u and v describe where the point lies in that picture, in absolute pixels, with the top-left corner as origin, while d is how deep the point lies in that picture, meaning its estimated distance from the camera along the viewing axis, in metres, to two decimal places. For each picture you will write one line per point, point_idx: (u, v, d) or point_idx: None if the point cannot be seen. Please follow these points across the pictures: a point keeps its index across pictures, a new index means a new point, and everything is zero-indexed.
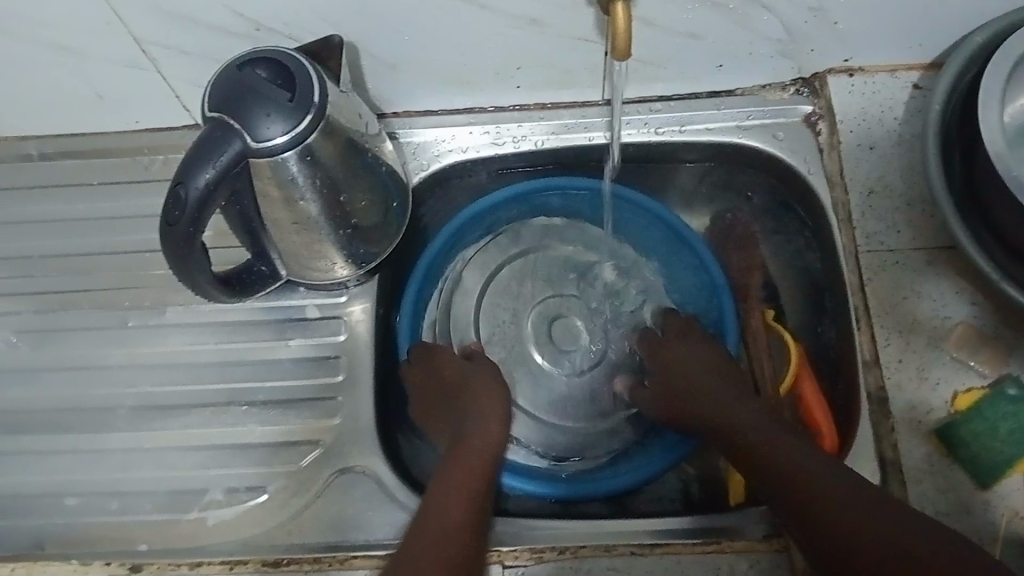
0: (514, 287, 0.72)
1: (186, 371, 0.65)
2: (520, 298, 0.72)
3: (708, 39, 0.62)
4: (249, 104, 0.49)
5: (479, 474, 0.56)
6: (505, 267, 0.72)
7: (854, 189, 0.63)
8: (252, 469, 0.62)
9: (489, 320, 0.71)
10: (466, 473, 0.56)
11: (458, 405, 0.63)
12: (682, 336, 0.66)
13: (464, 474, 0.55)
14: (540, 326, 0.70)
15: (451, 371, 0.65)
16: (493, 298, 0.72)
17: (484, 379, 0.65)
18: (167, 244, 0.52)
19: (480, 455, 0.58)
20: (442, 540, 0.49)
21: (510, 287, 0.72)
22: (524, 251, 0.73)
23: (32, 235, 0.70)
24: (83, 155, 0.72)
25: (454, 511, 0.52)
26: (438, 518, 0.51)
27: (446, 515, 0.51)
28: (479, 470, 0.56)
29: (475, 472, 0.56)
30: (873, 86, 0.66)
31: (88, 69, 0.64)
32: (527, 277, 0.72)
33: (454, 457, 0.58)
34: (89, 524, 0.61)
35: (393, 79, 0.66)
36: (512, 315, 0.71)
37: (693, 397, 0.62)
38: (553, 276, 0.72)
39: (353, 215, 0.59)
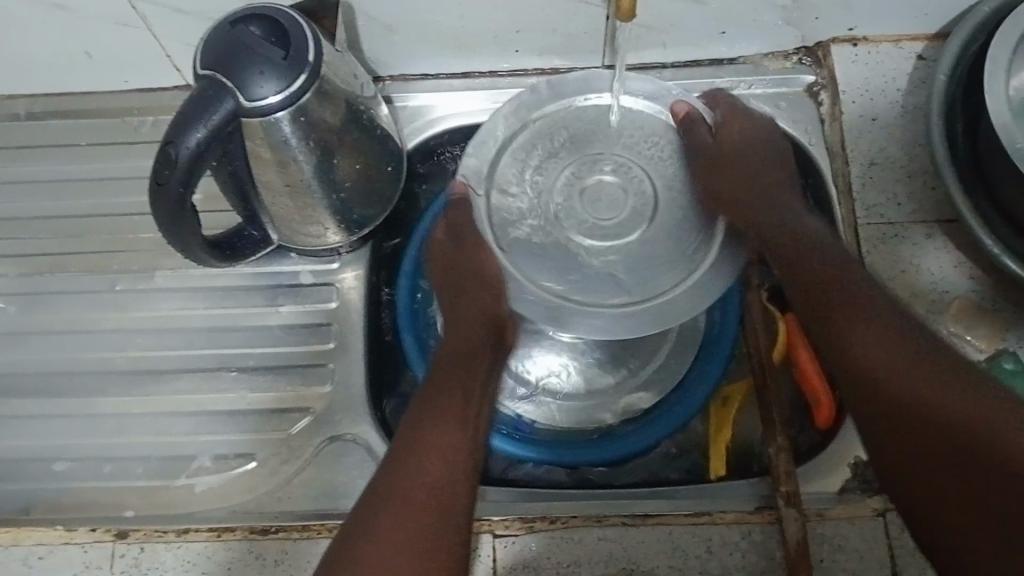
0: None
1: (175, 336, 0.64)
2: (535, 165, 0.62)
3: (710, 5, 0.60)
4: (242, 63, 0.48)
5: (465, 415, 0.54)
6: (510, 146, 0.62)
7: (855, 159, 0.62)
8: (242, 436, 0.61)
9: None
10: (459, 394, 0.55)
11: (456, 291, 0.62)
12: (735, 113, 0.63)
13: (446, 395, 0.54)
14: (574, 192, 0.62)
15: (443, 253, 0.64)
16: (519, 154, 0.62)
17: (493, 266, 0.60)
18: (156, 207, 0.51)
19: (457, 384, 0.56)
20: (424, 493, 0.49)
21: (517, 170, 0.62)
22: (512, 126, 0.62)
23: (18, 197, 0.69)
24: (71, 115, 0.71)
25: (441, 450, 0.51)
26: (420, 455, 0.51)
27: (435, 451, 0.51)
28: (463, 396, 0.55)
29: (454, 390, 0.55)
30: (876, 56, 0.65)
31: (77, 25, 0.62)
32: (547, 139, 0.62)
33: (440, 372, 0.57)
34: (77, 489, 0.60)
35: (389, 41, 0.64)
36: (521, 173, 0.62)
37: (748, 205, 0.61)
38: (563, 143, 0.63)
39: (346, 178, 0.58)
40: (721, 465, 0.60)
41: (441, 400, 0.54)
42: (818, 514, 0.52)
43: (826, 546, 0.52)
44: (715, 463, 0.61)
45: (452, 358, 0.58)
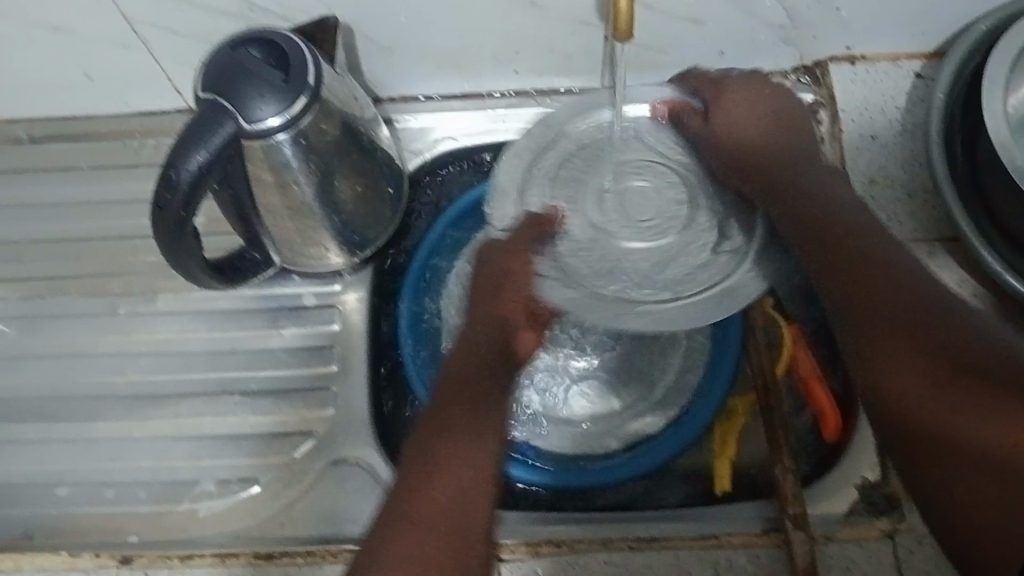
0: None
1: (177, 359, 0.64)
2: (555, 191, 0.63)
3: (709, 24, 0.61)
4: (242, 85, 0.49)
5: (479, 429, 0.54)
6: (526, 177, 0.63)
7: (855, 178, 0.63)
8: (244, 460, 0.61)
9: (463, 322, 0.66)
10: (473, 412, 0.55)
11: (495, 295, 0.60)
12: (733, 100, 0.63)
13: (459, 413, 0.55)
14: (606, 196, 0.64)
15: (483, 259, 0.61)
16: (542, 179, 0.63)
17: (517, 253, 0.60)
18: (157, 229, 0.51)
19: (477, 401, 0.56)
20: (438, 509, 0.49)
21: (537, 199, 0.63)
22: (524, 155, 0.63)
23: (19, 220, 0.69)
24: (72, 138, 0.71)
25: (461, 473, 0.51)
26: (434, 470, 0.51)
27: (448, 472, 0.51)
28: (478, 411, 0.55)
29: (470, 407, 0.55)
30: (875, 75, 0.65)
31: (78, 48, 0.62)
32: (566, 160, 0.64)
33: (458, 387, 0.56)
34: (78, 515, 0.60)
35: (389, 62, 0.64)
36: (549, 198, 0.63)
37: (780, 186, 0.61)
38: (572, 147, 0.64)
39: (347, 198, 0.58)
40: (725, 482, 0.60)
41: (456, 418, 0.54)
42: (826, 536, 0.53)
43: (837, 568, 0.52)
44: (720, 481, 0.60)
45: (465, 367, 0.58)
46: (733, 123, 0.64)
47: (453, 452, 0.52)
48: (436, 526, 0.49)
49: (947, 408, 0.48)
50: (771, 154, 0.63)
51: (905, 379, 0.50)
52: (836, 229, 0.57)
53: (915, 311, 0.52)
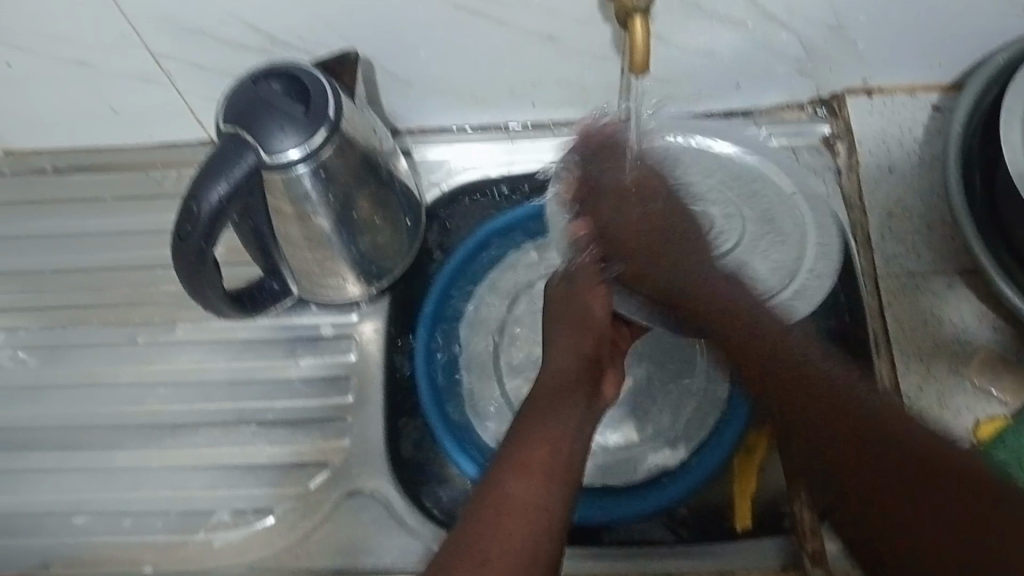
0: (509, 297, 0.67)
1: (195, 388, 0.65)
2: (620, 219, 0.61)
3: (725, 57, 0.61)
4: (263, 117, 0.49)
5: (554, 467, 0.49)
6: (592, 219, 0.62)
7: (873, 210, 0.62)
8: (260, 490, 0.61)
9: (481, 352, 0.66)
10: (559, 431, 0.51)
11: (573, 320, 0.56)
12: (611, 204, 0.58)
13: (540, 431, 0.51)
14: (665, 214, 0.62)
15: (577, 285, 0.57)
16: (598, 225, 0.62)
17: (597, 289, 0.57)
18: (178, 261, 0.52)
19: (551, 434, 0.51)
20: (519, 526, 0.45)
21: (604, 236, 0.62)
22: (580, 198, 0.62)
23: (43, 251, 0.70)
24: (96, 169, 0.72)
25: (526, 514, 0.46)
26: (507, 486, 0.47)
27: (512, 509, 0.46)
28: (553, 449, 0.50)
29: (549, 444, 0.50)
30: (892, 107, 0.65)
31: (103, 82, 0.63)
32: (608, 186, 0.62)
33: (529, 419, 0.52)
34: (96, 544, 0.61)
35: (408, 94, 0.65)
36: None
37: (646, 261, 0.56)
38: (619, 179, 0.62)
39: (366, 229, 0.58)
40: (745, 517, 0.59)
41: (539, 436, 0.50)
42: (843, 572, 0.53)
43: None
44: (739, 516, 0.60)
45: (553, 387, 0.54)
46: (615, 214, 0.58)
47: (537, 469, 0.48)
48: (520, 544, 0.45)
49: (872, 435, 0.46)
50: (651, 230, 0.57)
51: (825, 413, 0.48)
52: (737, 306, 0.54)
53: (796, 359, 0.51)
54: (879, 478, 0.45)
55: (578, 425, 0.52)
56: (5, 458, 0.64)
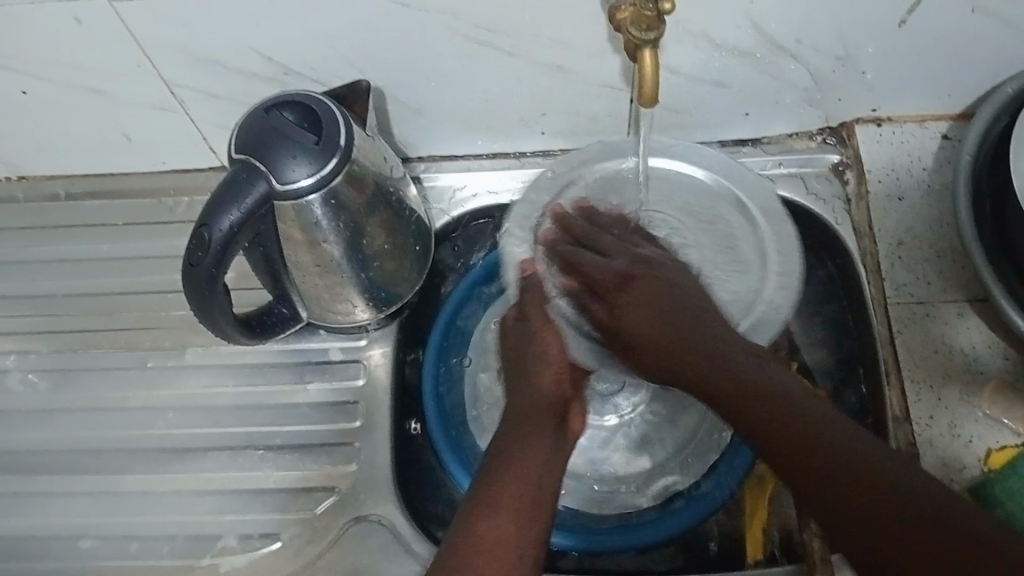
0: None
1: (204, 413, 0.65)
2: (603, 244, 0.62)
3: (734, 87, 0.61)
4: (276, 147, 0.50)
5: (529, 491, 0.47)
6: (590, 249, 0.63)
7: (883, 238, 0.62)
8: (267, 516, 0.61)
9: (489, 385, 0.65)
10: (529, 463, 0.49)
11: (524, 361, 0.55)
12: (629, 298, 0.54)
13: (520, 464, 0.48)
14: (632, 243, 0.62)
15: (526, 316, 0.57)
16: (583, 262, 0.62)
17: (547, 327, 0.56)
18: (189, 286, 0.52)
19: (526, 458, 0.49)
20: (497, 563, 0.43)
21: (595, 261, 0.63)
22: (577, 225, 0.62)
23: (56, 275, 0.71)
24: (110, 195, 0.73)
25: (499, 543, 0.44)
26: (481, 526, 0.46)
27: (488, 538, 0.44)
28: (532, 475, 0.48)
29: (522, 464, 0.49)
30: (901, 136, 0.65)
31: (118, 110, 0.64)
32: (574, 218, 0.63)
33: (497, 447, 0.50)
34: (101, 569, 0.61)
35: (418, 123, 0.66)
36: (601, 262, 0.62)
37: (661, 344, 0.52)
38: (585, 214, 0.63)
39: (375, 257, 0.59)
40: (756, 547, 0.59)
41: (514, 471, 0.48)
42: None
43: None
44: (751, 546, 0.59)
45: (520, 416, 0.53)
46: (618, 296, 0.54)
47: (508, 509, 0.46)
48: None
49: (820, 457, 0.43)
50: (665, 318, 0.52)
51: (804, 438, 0.44)
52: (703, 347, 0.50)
53: (750, 378, 0.48)
54: (835, 499, 0.41)
55: (550, 451, 0.50)
56: (14, 480, 0.64)
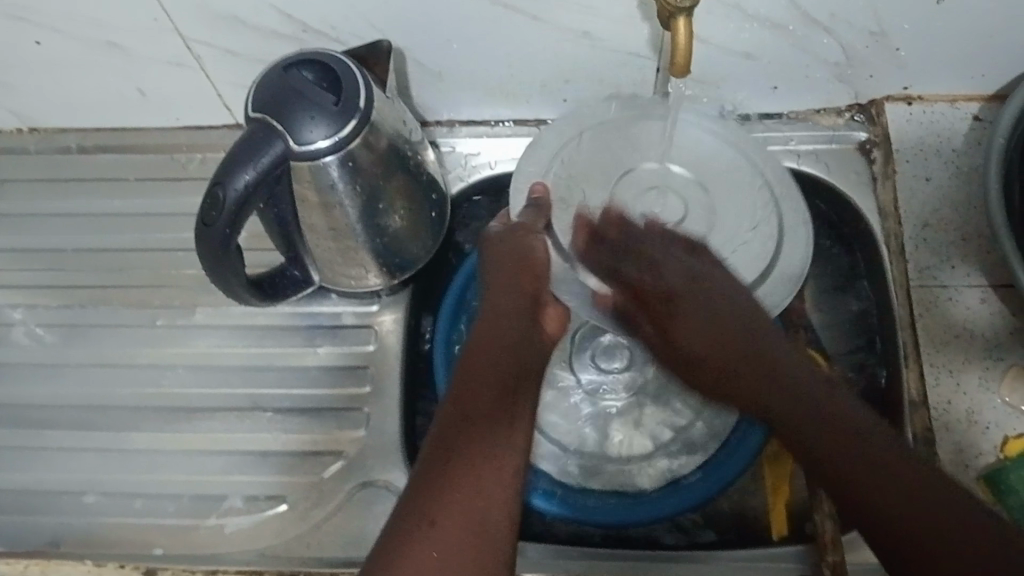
0: None
1: (212, 373, 0.64)
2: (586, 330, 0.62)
3: (762, 60, 0.60)
4: (294, 107, 0.49)
5: (497, 420, 0.50)
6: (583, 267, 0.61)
7: (908, 220, 0.61)
8: (274, 478, 0.61)
9: None
10: (493, 400, 0.51)
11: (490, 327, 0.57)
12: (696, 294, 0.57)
13: (478, 403, 0.50)
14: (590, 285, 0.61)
15: (511, 294, 0.59)
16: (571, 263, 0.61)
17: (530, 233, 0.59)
18: (201, 244, 0.52)
19: (492, 398, 0.51)
20: (461, 521, 0.45)
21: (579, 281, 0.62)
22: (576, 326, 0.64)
23: (66, 229, 0.70)
24: (122, 150, 0.72)
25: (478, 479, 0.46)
26: (455, 482, 0.46)
27: (472, 467, 0.47)
28: (499, 414, 0.51)
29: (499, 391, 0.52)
30: (931, 115, 0.64)
31: (132, 64, 0.63)
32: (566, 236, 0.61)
33: (469, 369, 0.53)
34: (104, 526, 0.60)
35: (438, 87, 0.65)
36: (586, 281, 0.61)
37: (740, 374, 0.55)
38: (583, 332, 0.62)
39: (391, 221, 0.58)
40: (783, 525, 0.58)
41: (479, 408, 0.50)
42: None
43: None
44: (776, 524, 0.58)
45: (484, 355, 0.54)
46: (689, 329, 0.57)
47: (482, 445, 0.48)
48: (473, 512, 0.45)
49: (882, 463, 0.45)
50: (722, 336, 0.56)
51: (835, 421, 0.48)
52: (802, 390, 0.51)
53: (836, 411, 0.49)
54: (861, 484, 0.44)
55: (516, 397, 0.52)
56: (20, 433, 0.64)
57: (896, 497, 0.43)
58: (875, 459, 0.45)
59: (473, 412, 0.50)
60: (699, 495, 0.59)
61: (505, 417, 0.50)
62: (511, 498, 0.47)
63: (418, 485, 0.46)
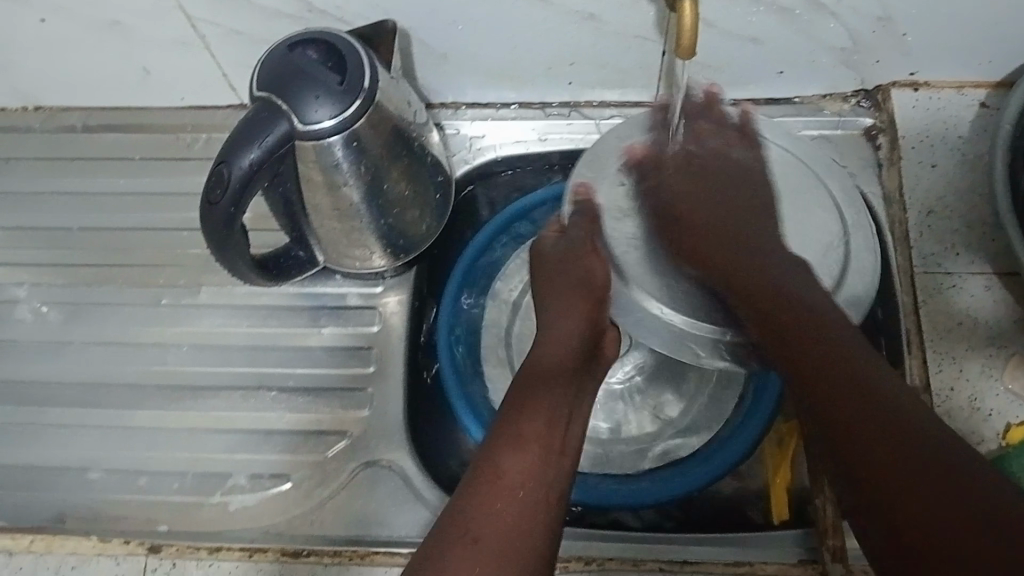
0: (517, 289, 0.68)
1: (216, 352, 0.65)
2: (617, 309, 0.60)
3: (769, 45, 0.60)
4: (299, 86, 0.49)
5: (548, 444, 0.49)
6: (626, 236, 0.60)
7: (913, 207, 0.61)
8: (279, 457, 0.61)
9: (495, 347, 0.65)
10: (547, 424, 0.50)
11: (547, 345, 0.56)
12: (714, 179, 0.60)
13: (533, 421, 0.49)
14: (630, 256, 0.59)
15: (572, 315, 0.58)
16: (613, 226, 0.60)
17: (591, 251, 0.59)
18: (206, 222, 0.52)
19: (545, 422, 0.50)
20: (499, 539, 0.43)
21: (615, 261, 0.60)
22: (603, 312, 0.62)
23: (71, 208, 0.70)
24: (126, 130, 0.72)
25: (522, 502, 0.45)
26: (498, 503, 0.45)
27: (516, 489, 0.46)
28: (552, 439, 0.49)
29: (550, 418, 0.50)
30: (937, 102, 0.64)
31: (137, 43, 0.63)
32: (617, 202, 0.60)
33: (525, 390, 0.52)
34: (109, 502, 0.61)
35: (443, 69, 0.65)
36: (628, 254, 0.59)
37: (743, 248, 0.56)
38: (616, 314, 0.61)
39: (395, 202, 0.58)
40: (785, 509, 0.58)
41: (530, 432, 0.49)
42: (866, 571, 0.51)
43: None
44: (777, 508, 0.59)
45: (539, 373, 0.53)
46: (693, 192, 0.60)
47: (531, 470, 0.47)
48: (513, 534, 0.44)
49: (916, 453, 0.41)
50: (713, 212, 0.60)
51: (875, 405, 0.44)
52: (840, 360, 0.47)
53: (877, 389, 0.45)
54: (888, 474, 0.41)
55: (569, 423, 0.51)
56: (24, 410, 0.64)
57: (920, 493, 0.40)
58: (912, 452, 0.41)
59: (526, 431, 0.49)
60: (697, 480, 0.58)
61: (557, 443, 0.49)
62: (551, 525, 0.45)
63: (462, 499, 0.45)
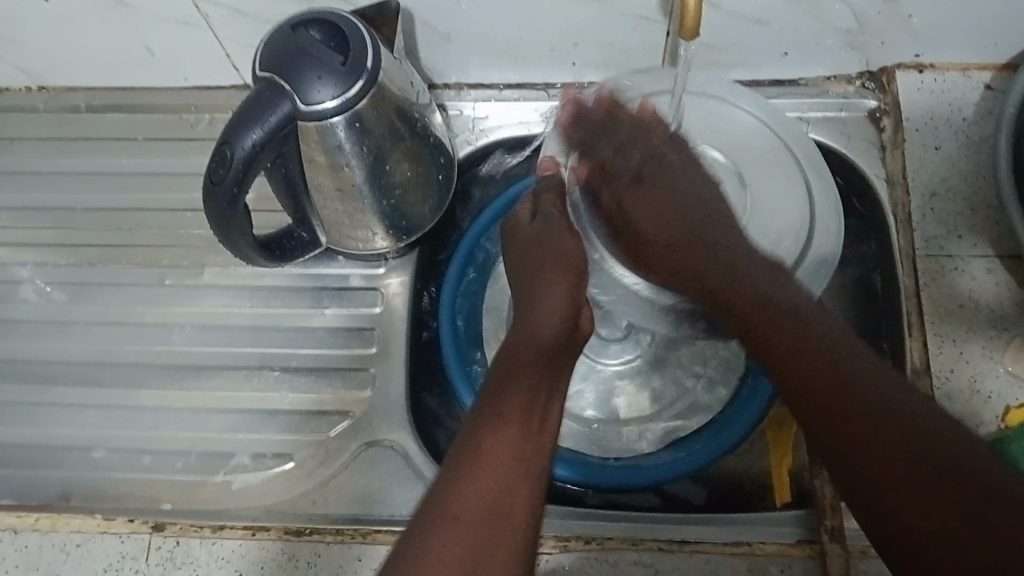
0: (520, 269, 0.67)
1: (220, 332, 0.65)
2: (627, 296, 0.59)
3: (773, 25, 0.59)
4: (301, 67, 0.49)
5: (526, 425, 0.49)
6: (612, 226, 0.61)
7: (916, 189, 0.61)
8: (283, 436, 0.61)
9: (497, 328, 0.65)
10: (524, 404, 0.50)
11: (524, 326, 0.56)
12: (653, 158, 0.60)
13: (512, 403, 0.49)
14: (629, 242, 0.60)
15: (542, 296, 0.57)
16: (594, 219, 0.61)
17: (564, 231, 0.60)
18: (209, 202, 0.52)
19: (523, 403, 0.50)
20: (480, 527, 0.43)
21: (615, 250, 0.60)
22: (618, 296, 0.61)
23: (75, 188, 0.70)
24: (130, 110, 0.72)
25: (499, 488, 0.45)
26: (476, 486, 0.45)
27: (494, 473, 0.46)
28: (528, 420, 0.49)
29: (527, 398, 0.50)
30: (943, 84, 0.63)
31: (139, 22, 0.63)
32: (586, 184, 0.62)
33: (503, 374, 0.52)
34: (113, 480, 0.61)
35: (446, 49, 0.64)
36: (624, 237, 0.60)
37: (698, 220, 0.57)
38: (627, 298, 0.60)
39: (397, 184, 0.58)
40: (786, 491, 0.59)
41: (508, 415, 0.49)
42: (863, 551, 0.51)
43: None
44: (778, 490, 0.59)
45: (516, 355, 0.53)
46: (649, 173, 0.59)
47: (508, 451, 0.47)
48: (494, 521, 0.44)
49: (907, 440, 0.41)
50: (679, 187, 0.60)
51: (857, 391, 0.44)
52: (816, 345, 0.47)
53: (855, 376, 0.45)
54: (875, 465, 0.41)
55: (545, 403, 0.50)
56: (29, 389, 0.64)
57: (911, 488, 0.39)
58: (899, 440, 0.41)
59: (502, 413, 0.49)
60: (699, 459, 0.60)
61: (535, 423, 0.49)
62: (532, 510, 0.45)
63: (441, 487, 0.45)
